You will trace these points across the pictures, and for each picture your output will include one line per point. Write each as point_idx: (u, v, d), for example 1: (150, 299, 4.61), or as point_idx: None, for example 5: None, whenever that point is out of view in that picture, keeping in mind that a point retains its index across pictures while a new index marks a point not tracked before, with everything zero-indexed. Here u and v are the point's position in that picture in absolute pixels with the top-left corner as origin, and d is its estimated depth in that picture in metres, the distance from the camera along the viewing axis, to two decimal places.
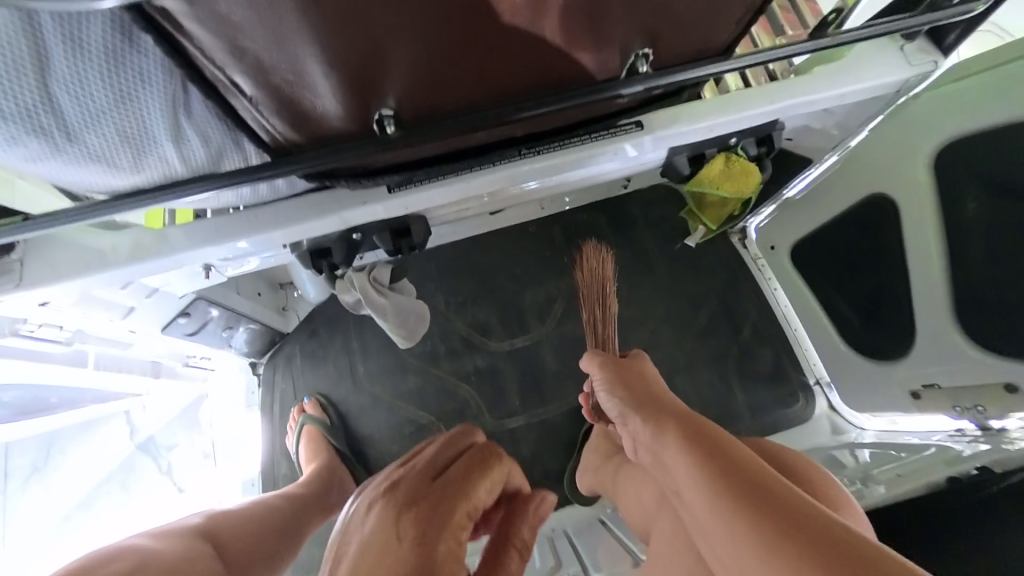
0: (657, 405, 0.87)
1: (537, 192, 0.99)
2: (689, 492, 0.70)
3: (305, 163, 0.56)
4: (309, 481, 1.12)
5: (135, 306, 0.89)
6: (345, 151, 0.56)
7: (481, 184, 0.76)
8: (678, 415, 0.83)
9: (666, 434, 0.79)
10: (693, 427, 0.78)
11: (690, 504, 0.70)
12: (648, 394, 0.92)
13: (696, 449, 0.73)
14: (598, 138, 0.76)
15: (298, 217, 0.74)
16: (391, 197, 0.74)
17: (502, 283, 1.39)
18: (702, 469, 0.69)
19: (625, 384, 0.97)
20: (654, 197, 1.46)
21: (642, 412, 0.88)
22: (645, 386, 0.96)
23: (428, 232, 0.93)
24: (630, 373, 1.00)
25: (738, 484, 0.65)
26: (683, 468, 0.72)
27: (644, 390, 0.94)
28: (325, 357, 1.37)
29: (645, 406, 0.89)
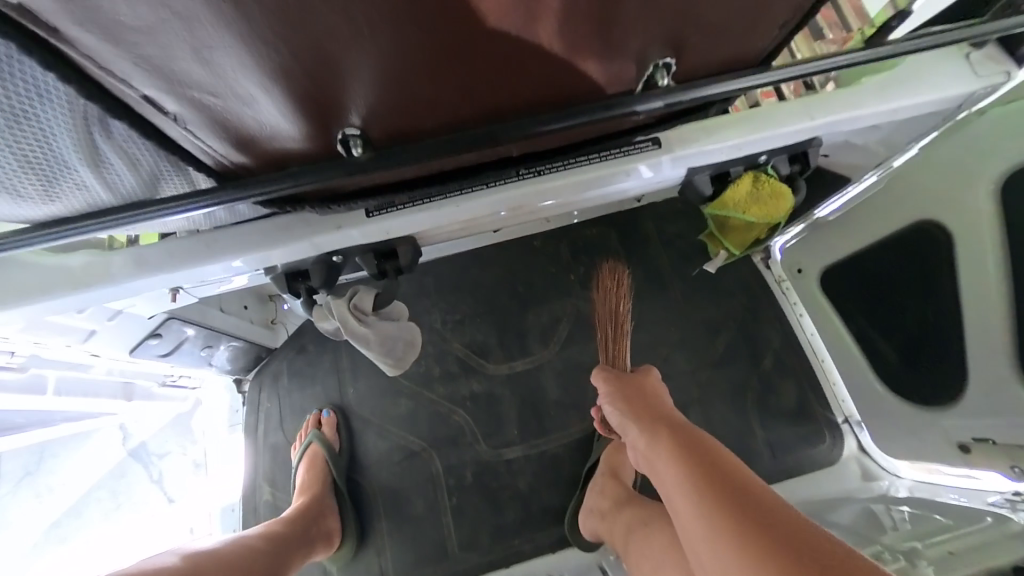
0: (661, 423, 0.79)
1: (543, 212, 0.89)
2: (691, 528, 0.62)
3: (256, 190, 0.48)
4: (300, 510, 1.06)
5: (96, 330, 0.82)
6: (303, 176, 0.47)
7: (473, 209, 0.67)
8: (684, 437, 0.74)
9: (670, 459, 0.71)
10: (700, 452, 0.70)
11: (690, 538, 0.63)
12: (652, 410, 0.83)
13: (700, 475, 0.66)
14: (608, 158, 0.66)
15: (266, 243, 0.65)
16: (369, 221, 0.65)
17: (503, 302, 1.30)
18: (706, 504, 0.62)
19: (627, 398, 0.88)
20: (668, 212, 1.35)
21: (645, 430, 0.80)
22: (652, 401, 0.87)
23: (417, 254, 0.84)
24: (634, 386, 0.90)
25: (746, 524, 0.57)
26: (685, 500, 0.65)
27: (647, 404, 0.85)
28: (314, 376, 1.29)
29: (645, 420, 0.81)
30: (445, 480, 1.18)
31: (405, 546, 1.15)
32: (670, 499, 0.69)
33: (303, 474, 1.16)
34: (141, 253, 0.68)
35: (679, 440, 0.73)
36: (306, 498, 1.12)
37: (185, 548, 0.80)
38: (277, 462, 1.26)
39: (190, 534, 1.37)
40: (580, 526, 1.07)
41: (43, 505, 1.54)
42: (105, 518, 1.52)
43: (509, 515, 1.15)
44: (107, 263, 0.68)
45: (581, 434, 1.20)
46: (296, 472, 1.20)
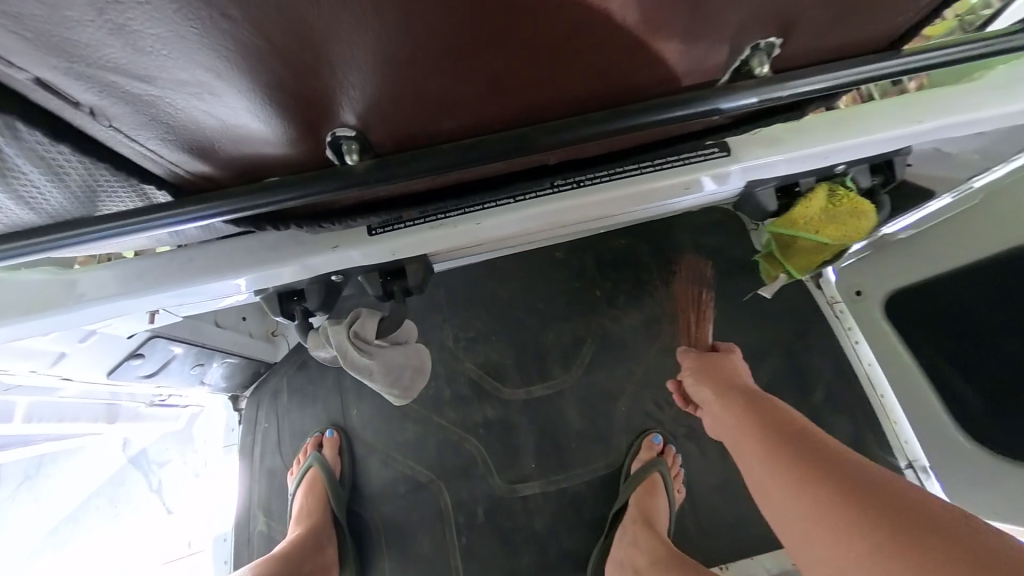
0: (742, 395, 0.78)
1: (575, 228, 0.78)
2: (775, 494, 0.63)
3: (221, 206, 0.37)
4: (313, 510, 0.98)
5: (67, 353, 0.73)
6: (285, 192, 0.37)
7: (496, 228, 0.56)
8: (761, 407, 0.74)
9: (752, 431, 0.71)
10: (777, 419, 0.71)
11: (759, 481, 0.67)
12: (734, 382, 0.82)
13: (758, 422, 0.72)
14: (664, 168, 0.54)
15: (246, 266, 0.55)
16: (370, 240, 0.55)
17: (521, 319, 1.18)
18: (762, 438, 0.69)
19: (707, 374, 0.86)
20: (706, 223, 1.22)
21: (719, 394, 0.81)
22: (731, 375, 0.84)
23: (429, 272, 0.73)
24: (713, 359, 0.88)
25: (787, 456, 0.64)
26: (754, 446, 0.69)
27: (725, 370, 0.85)
28: (316, 394, 1.19)
29: (721, 385, 0.82)
30: (454, 517, 1.07)
31: None
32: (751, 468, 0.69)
33: (302, 499, 1.07)
34: (103, 273, 0.58)
35: (755, 411, 0.74)
36: (303, 527, 1.03)
37: None
38: (274, 486, 1.16)
39: (188, 549, 1.27)
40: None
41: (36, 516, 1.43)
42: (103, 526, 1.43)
43: (524, 558, 1.04)
44: (62, 286, 0.58)
45: (606, 469, 1.08)
46: (293, 499, 1.10)
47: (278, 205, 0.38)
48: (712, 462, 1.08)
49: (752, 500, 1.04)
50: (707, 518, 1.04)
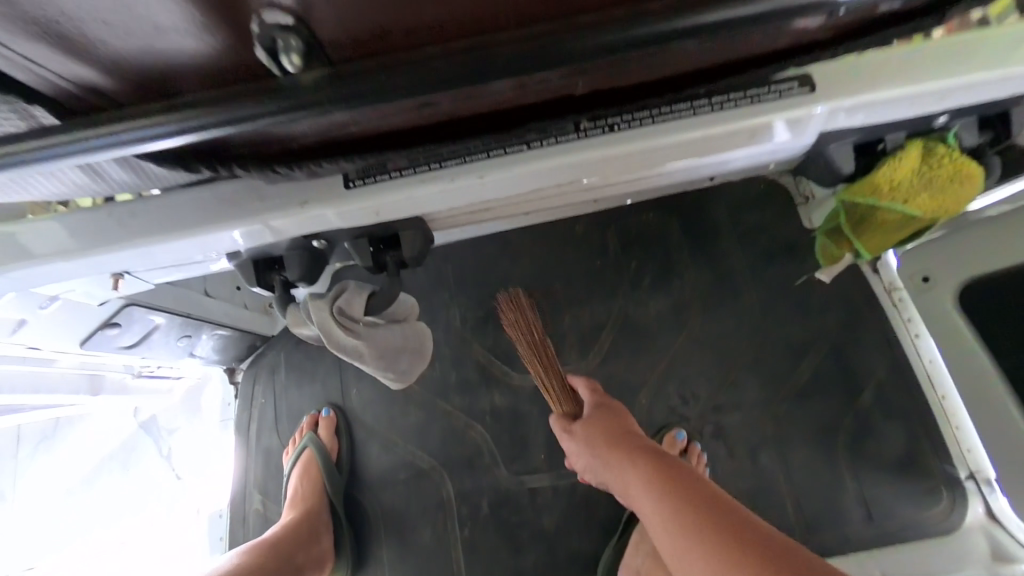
0: (638, 458, 0.71)
1: (601, 193, 0.66)
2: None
3: (113, 134, 0.28)
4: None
5: (29, 320, 0.66)
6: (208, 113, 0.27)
7: (504, 185, 0.45)
8: (664, 471, 0.67)
9: (648, 499, 0.65)
10: (662, 475, 0.67)
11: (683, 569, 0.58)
12: (618, 441, 0.76)
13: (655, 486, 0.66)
14: (721, 109, 0.42)
15: (196, 223, 0.45)
16: (346, 194, 0.44)
17: (535, 299, 1.08)
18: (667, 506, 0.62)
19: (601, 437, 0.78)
20: (748, 198, 1.08)
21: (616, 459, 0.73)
22: (625, 430, 0.77)
23: (428, 242, 0.62)
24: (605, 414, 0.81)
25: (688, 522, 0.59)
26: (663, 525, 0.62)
27: (612, 426, 0.79)
28: (314, 373, 1.12)
29: (612, 446, 0.75)
30: (457, 508, 1.00)
31: None
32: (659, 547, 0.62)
33: (296, 484, 1.01)
34: (48, 225, 0.47)
35: (650, 473, 0.68)
36: (297, 513, 0.98)
37: None
38: (270, 466, 1.11)
39: (197, 515, 1.25)
40: None
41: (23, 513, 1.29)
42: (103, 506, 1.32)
43: (530, 557, 0.96)
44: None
45: None
46: (288, 482, 1.04)
47: (194, 136, 0.28)
48: (742, 465, 0.98)
49: (785, 506, 0.94)
50: None
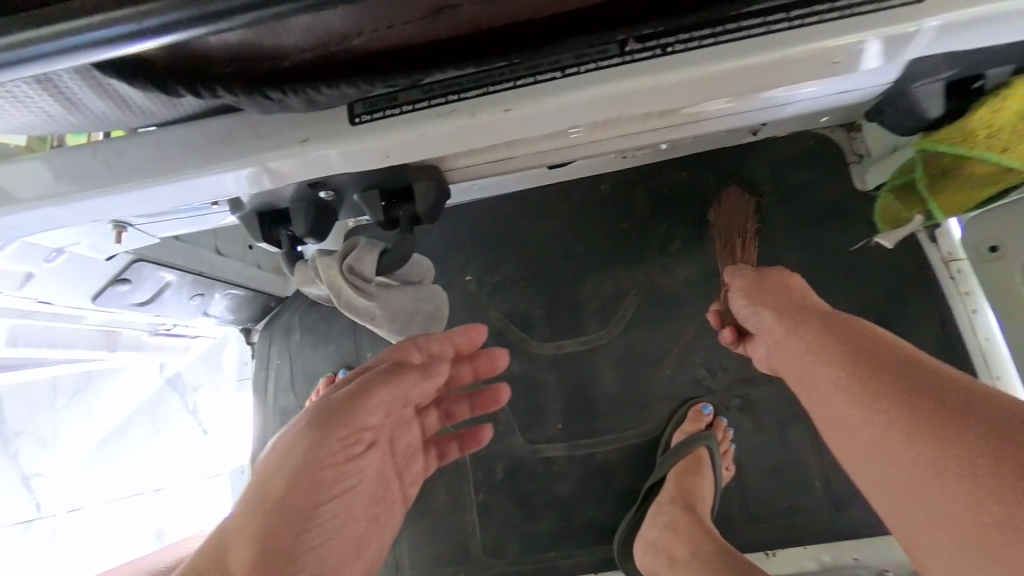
0: (821, 330, 0.57)
1: (634, 142, 0.59)
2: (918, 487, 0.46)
3: (56, 37, 0.24)
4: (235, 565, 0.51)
5: (35, 273, 0.64)
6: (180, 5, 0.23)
7: (533, 123, 0.39)
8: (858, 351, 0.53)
9: (837, 378, 0.53)
10: (858, 346, 0.54)
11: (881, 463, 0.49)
12: (795, 308, 0.61)
13: (851, 367, 0.53)
14: (798, 26, 0.35)
15: (186, 165, 0.41)
16: (350, 132, 0.39)
17: (556, 263, 1.02)
18: (865, 393, 0.51)
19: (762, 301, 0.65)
20: (790, 157, 0.99)
21: (788, 330, 0.60)
22: (797, 298, 0.63)
23: (444, 195, 0.56)
24: (771, 282, 0.66)
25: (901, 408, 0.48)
26: (856, 412, 0.51)
27: (784, 296, 0.63)
28: (328, 334, 1.10)
29: (789, 317, 0.60)
30: (472, 472, 0.99)
31: (422, 540, 0.98)
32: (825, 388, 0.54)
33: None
34: (32, 166, 0.44)
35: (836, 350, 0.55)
36: None
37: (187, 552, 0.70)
38: (286, 426, 1.10)
39: (222, 467, 1.30)
40: (638, 556, 0.85)
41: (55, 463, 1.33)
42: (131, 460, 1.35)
43: (545, 524, 0.95)
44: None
45: (641, 439, 0.95)
46: None
47: (150, 40, 0.24)
48: (770, 443, 0.93)
49: (812, 484, 0.90)
50: (755, 502, 0.91)
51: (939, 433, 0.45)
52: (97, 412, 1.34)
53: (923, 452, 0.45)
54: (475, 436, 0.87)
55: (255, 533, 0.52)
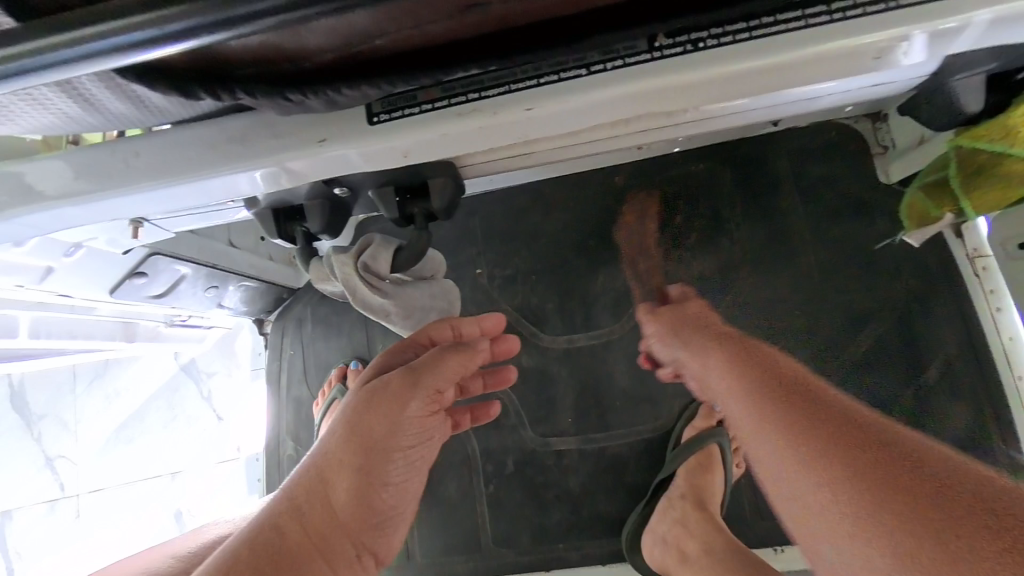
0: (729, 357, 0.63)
1: (654, 137, 0.58)
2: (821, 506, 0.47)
3: (77, 43, 0.23)
4: (336, 501, 0.55)
5: (55, 267, 0.64)
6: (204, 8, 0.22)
7: (556, 122, 0.37)
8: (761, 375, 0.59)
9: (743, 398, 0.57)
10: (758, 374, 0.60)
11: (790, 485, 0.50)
12: (711, 340, 0.68)
13: (758, 390, 0.57)
14: (840, 20, 0.34)
15: (203, 164, 0.40)
16: (369, 132, 0.38)
17: (568, 256, 1.01)
18: (771, 413, 0.54)
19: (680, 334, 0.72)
20: (811, 149, 0.97)
21: (701, 359, 0.66)
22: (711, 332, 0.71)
23: (460, 192, 0.56)
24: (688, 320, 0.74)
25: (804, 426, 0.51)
26: (761, 432, 0.54)
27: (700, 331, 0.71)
28: (340, 326, 1.10)
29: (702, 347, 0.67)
30: (482, 465, 1.00)
31: (434, 530, 1.00)
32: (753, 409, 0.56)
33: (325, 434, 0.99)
34: (51, 163, 0.44)
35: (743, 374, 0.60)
36: None
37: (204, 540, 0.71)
38: (300, 417, 1.11)
39: (237, 454, 1.32)
40: (648, 550, 0.85)
41: (76, 446, 1.37)
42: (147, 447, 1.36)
43: (555, 516, 0.96)
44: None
45: (652, 434, 0.95)
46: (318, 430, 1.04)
47: (173, 45, 0.23)
48: None
49: None
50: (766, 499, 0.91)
51: (837, 450, 0.48)
52: (116, 398, 1.37)
53: (825, 468, 0.47)
54: (485, 411, 0.95)
55: (352, 482, 0.56)
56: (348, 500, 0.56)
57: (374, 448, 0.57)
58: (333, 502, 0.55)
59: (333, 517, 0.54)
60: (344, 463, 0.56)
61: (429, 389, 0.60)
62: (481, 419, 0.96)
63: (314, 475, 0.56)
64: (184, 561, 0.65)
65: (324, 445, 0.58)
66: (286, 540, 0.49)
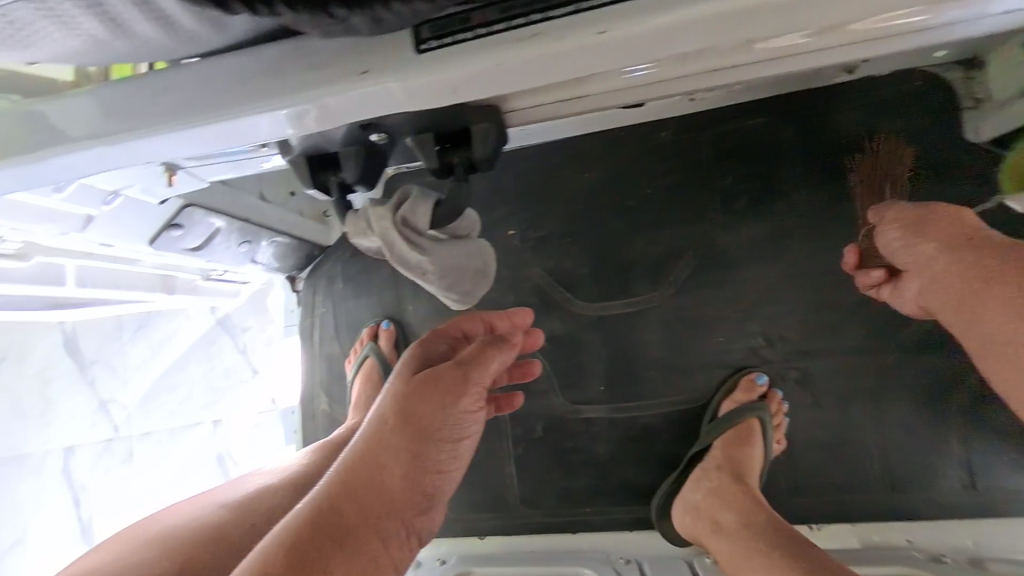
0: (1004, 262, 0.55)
1: (724, 79, 0.51)
2: None
3: None
4: (391, 483, 0.54)
5: (94, 217, 0.64)
6: None
7: (629, 51, 0.33)
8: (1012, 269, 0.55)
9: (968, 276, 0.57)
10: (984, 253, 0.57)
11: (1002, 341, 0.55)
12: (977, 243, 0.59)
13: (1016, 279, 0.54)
14: None
15: (234, 101, 0.37)
16: (415, 62, 0.34)
17: (607, 218, 0.96)
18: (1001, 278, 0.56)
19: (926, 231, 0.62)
20: (890, 100, 0.87)
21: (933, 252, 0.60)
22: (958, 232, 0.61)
23: (503, 139, 0.51)
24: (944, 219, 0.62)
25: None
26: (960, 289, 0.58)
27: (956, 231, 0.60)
28: (371, 285, 1.09)
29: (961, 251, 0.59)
30: (511, 428, 1.00)
31: (462, 487, 1.02)
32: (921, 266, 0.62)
33: (357, 391, 1.01)
34: (78, 103, 0.42)
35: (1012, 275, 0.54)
36: (358, 416, 0.98)
37: (246, 488, 0.73)
38: (333, 373, 1.13)
39: (273, 404, 1.38)
40: (678, 519, 0.85)
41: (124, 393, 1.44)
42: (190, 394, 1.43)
43: (582, 481, 0.97)
44: (24, 124, 0.43)
45: (686, 406, 0.93)
46: (351, 387, 1.05)
47: None
48: (828, 418, 0.88)
49: (870, 462, 0.86)
50: (803, 476, 0.89)
51: None
52: (160, 347, 1.43)
53: None
54: (509, 402, 0.92)
55: (404, 465, 0.56)
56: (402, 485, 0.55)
57: (426, 436, 0.57)
58: (388, 485, 0.54)
59: (388, 499, 0.53)
60: (396, 446, 0.55)
61: (478, 385, 0.61)
62: (504, 409, 0.91)
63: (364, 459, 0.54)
64: (224, 512, 0.68)
65: (374, 426, 0.57)
66: (345, 519, 0.49)
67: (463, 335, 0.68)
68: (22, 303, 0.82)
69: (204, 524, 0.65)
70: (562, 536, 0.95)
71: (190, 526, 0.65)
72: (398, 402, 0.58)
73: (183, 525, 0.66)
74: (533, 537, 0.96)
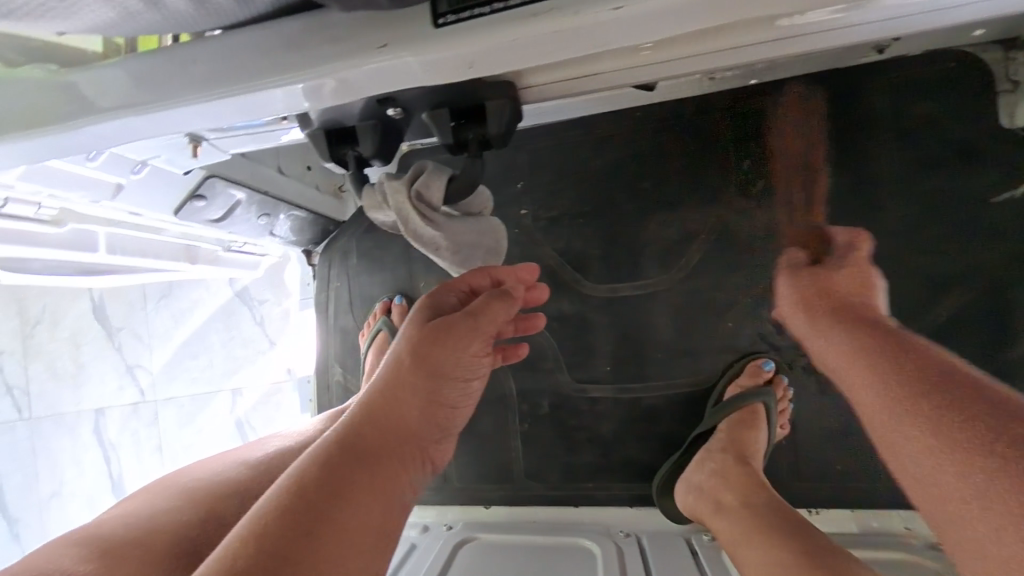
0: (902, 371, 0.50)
1: (742, 57, 0.51)
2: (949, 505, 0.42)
3: None
4: (406, 418, 0.55)
5: (124, 186, 0.67)
6: None
7: (644, 27, 0.33)
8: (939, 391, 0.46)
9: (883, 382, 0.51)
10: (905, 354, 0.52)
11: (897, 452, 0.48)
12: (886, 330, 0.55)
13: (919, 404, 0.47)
14: None
15: (258, 72, 0.38)
16: (433, 37, 0.34)
17: (620, 200, 0.95)
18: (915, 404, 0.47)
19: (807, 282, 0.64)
20: (920, 83, 0.84)
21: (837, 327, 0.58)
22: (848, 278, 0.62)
23: (517, 116, 0.51)
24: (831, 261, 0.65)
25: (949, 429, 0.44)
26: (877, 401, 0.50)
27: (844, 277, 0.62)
28: (384, 261, 1.11)
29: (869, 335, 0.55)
30: (518, 404, 1.03)
31: (469, 459, 1.05)
32: (914, 480, 0.47)
33: (370, 362, 1.04)
34: (107, 73, 0.43)
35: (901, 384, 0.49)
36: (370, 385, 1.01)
37: (265, 450, 0.77)
38: (346, 346, 1.16)
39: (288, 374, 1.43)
40: (679, 498, 0.87)
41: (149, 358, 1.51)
42: (209, 361, 1.49)
43: (586, 457, 0.99)
44: (61, 93, 0.45)
45: (691, 389, 0.94)
46: (364, 359, 1.09)
47: None
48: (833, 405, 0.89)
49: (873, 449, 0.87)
50: (805, 461, 0.90)
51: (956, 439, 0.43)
52: (182, 316, 1.49)
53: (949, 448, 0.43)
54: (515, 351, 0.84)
55: (419, 401, 0.56)
56: (416, 420, 0.56)
57: (437, 376, 0.56)
58: (404, 419, 0.55)
59: (403, 431, 0.54)
60: (411, 384, 0.55)
61: (487, 332, 0.58)
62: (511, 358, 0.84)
63: (381, 395, 0.55)
64: (246, 470, 0.72)
65: (389, 367, 0.57)
66: (364, 444, 0.51)
67: (471, 290, 0.63)
68: (56, 268, 0.86)
69: (225, 480, 0.70)
70: (564, 508, 0.99)
71: (214, 482, 0.69)
72: (410, 346, 0.56)
73: (207, 480, 0.70)
74: (537, 508, 1.00)
